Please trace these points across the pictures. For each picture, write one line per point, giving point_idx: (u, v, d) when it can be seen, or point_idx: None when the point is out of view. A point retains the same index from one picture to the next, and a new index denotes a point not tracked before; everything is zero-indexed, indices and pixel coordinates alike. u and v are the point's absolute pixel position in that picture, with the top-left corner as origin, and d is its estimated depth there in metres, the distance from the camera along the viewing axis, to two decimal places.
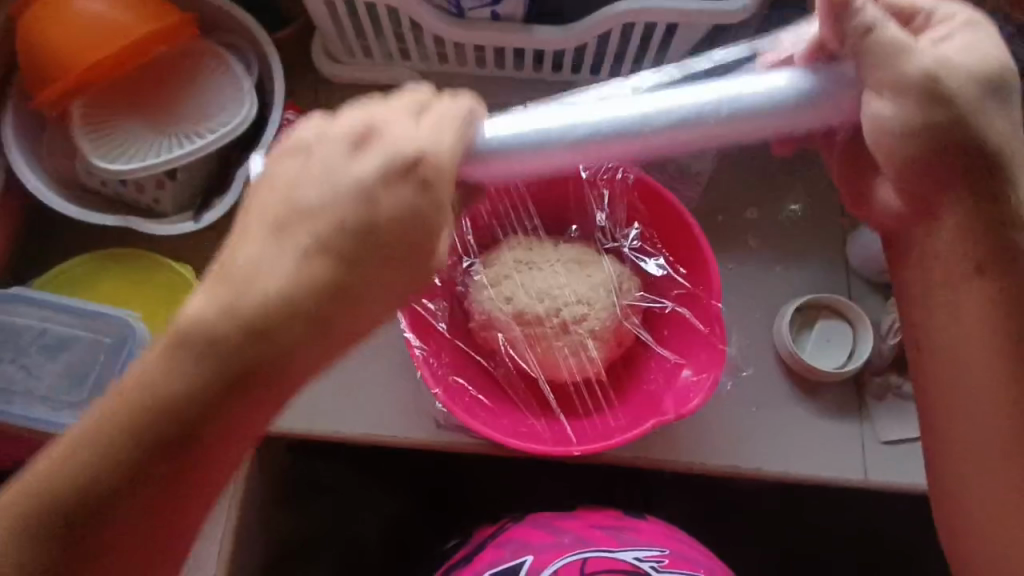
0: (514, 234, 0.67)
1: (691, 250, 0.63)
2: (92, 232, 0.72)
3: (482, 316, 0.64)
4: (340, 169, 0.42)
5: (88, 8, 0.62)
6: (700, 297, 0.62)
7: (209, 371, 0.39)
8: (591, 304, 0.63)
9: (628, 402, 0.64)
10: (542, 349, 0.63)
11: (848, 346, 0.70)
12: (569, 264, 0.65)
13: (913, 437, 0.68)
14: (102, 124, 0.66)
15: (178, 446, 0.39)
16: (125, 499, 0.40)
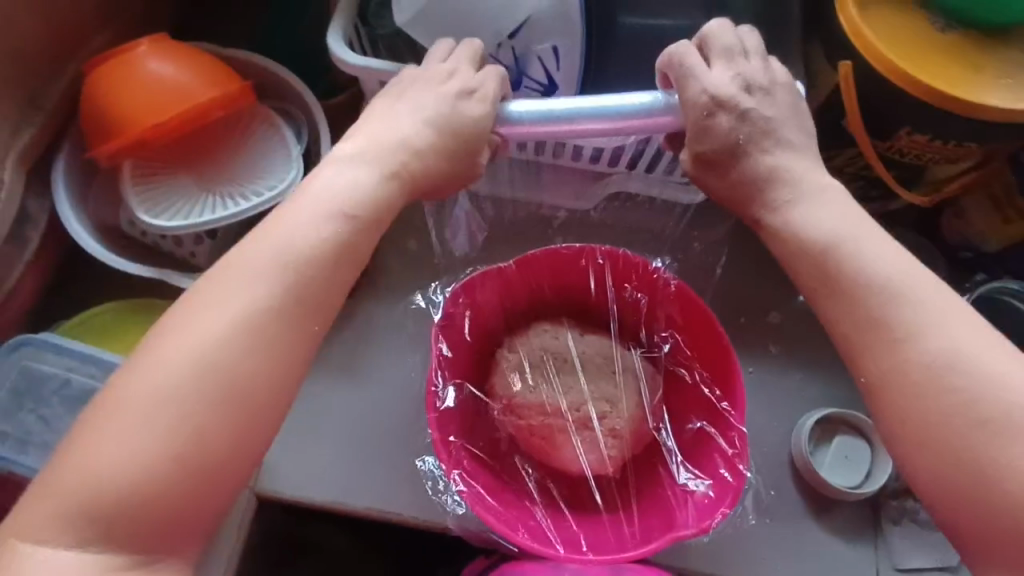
0: (544, 321, 0.67)
1: (719, 368, 0.62)
2: (125, 279, 0.73)
3: (508, 402, 0.64)
4: (417, 105, 0.57)
5: (157, 73, 0.65)
6: (722, 410, 0.62)
7: (343, 217, 0.52)
8: (613, 402, 0.64)
9: (643, 505, 0.63)
10: (561, 443, 0.63)
11: (866, 465, 0.69)
12: (595, 358, 0.65)
13: (928, 567, 0.66)
14: (154, 180, 0.69)
15: (309, 273, 0.50)
16: (254, 338, 0.48)
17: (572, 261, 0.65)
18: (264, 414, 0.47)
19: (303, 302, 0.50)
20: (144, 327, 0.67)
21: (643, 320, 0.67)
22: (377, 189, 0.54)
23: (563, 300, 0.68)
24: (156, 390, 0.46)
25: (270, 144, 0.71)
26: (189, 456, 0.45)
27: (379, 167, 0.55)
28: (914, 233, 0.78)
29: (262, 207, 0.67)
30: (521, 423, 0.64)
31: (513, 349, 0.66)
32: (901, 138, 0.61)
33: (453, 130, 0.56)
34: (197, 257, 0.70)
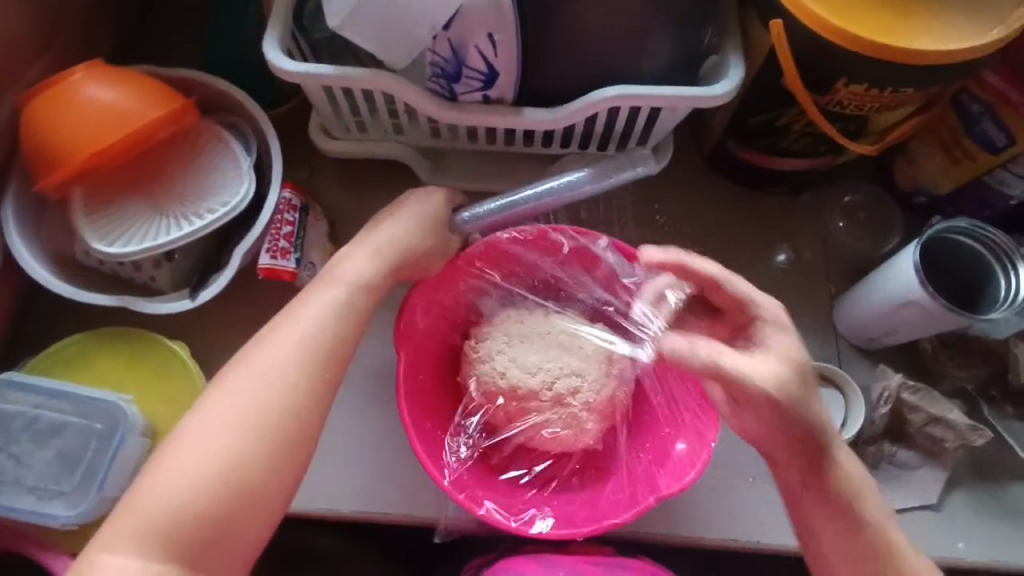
0: (503, 307, 0.68)
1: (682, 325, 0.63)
2: (87, 310, 0.72)
3: (480, 390, 0.65)
4: (393, 213, 0.61)
5: (97, 97, 0.64)
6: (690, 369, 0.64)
7: (351, 280, 0.57)
8: (584, 375, 0.64)
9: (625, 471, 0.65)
10: (539, 424, 0.64)
11: (841, 414, 0.70)
12: (562, 335, 0.66)
13: (909, 507, 0.67)
14: (107, 206, 0.68)
15: (334, 331, 0.55)
16: (288, 387, 0.52)
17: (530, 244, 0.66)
18: (296, 449, 0.51)
19: (323, 350, 0.54)
20: (113, 355, 0.67)
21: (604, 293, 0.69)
22: (364, 273, 0.57)
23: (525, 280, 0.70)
24: (200, 436, 0.50)
25: (221, 159, 0.71)
26: (230, 481, 0.49)
27: (368, 251, 0.58)
28: (866, 185, 0.80)
29: (217, 223, 0.67)
30: (496, 409, 0.65)
31: (479, 339, 0.66)
32: (839, 90, 0.61)
33: (422, 234, 0.60)
34: (158, 280, 0.69)
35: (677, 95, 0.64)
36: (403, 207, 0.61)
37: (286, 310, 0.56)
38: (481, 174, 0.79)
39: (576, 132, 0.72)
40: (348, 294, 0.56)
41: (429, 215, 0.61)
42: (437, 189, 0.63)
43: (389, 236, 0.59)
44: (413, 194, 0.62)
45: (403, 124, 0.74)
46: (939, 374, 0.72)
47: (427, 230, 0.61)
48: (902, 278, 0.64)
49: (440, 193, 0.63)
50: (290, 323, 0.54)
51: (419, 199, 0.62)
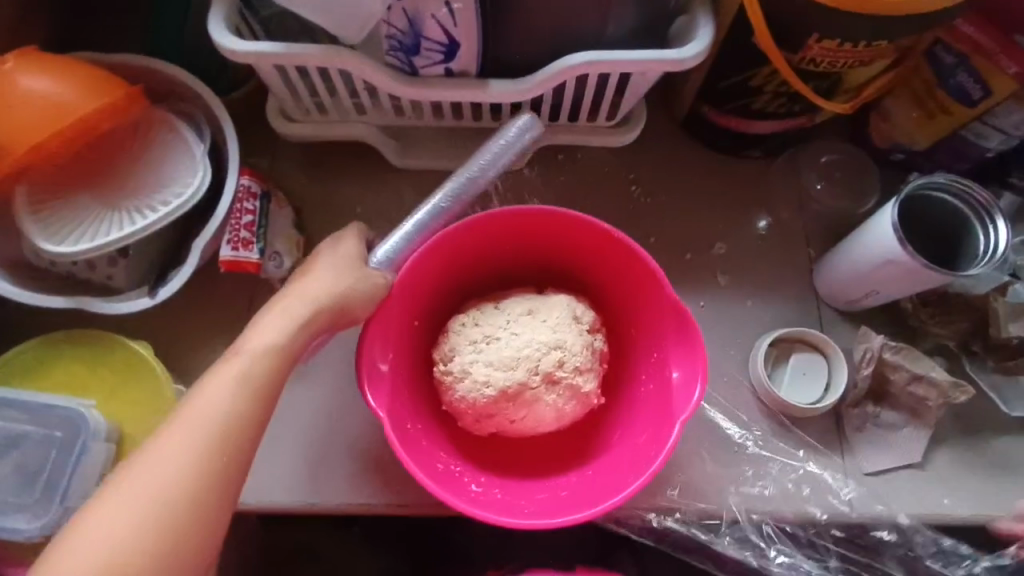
0: (456, 318, 0.66)
1: (633, 262, 0.64)
2: (42, 314, 0.69)
3: (471, 406, 0.62)
4: (310, 269, 0.58)
5: (31, 87, 0.60)
6: (649, 284, 0.64)
7: (266, 343, 0.53)
8: (564, 346, 0.63)
9: (630, 430, 0.65)
10: (541, 409, 0.62)
11: (825, 377, 0.69)
12: (521, 318, 0.65)
13: (895, 467, 0.67)
14: (53, 203, 0.64)
15: (251, 394, 0.52)
16: (205, 454, 0.49)
17: (450, 245, 0.65)
18: (214, 518, 0.49)
19: (244, 411, 0.51)
20: (73, 360, 0.64)
21: (546, 252, 0.69)
22: (279, 332, 0.54)
23: (473, 270, 0.70)
24: (115, 508, 0.47)
25: (172, 149, 0.67)
26: (146, 554, 0.46)
27: (284, 311, 0.55)
28: (842, 144, 0.79)
29: (171, 216, 0.64)
30: (493, 417, 0.63)
31: (445, 360, 0.64)
32: (811, 47, 0.59)
33: (338, 286, 0.56)
34: (114, 278, 0.66)
35: (646, 58, 0.61)
36: (320, 262, 0.58)
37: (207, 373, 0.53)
38: (449, 152, 0.77)
39: (545, 103, 0.70)
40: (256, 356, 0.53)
41: (348, 267, 0.58)
42: (351, 236, 0.61)
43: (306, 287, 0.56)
44: (331, 247, 0.60)
45: (365, 103, 0.71)
46: (920, 331, 0.71)
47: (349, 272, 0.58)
48: (880, 241, 0.63)
49: (355, 243, 0.60)
50: (207, 386, 0.51)
51: (330, 253, 0.59)
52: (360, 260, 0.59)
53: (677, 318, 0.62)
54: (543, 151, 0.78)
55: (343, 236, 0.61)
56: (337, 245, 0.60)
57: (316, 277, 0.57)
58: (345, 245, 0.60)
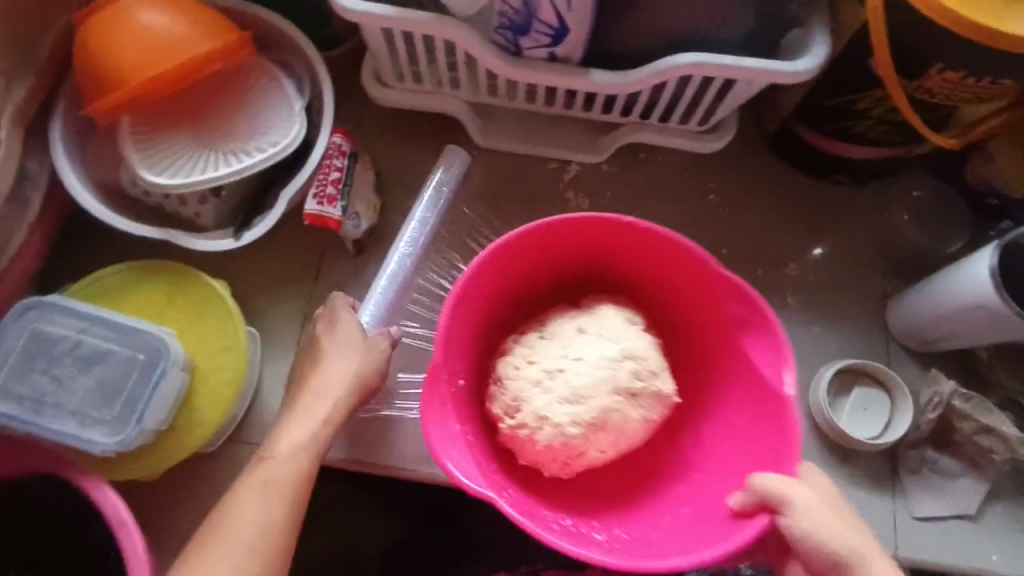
0: (504, 364, 0.62)
1: (682, 259, 0.62)
2: (128, 242, 0.71)
3: (555, 446, 0.59)
4: (319, 358, 0.61)
5: (153, 21, 0.62)
6: (701, 276, 0.62)
7: (296, 438, 0.57)
8: (637, 356, 0.61)
9: (716, 463, 0.62)
10: (631, 429, 0.60)
11: (886, 414, 0.68)
12: (576, 338, 0.63)
13: (947, 515, 0.66)
14: (155, 135, 0.66)
15: (289, 486, 0.55)
16: (255, 544, 0.53)
17: (477, 291, 0.61)
18: None
19: (286, 499, 0.55)
20: (154, 290, 0.66)
21: (578, 261, 0.67)
22: (307, 426, 0.58)
23: (509, 293, 0.66)
24: None
25: (271, 98, 0.69)
26: None
27: (308, 407, 0.59)
28: (933, 180, 0.76)
29: (264, 164, 0.66)
30: (584, 453, 0.60)
31: (512, 413, 0.60)
32: (931, 77, 0.58)
33: (350, 369, 0.60)
34: (201, 216, 0.68)
35: (758, 66, 0.60)
36: (327, 351, 0.61)
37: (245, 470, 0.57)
38: (533, 136, 0.77)
39: (641, 100, 0.69)
40: (292, 449, 0.57)
41: (358, 350, 0.61)
42: (346, 314, 0.63)
43: (315, 382, 0.60)
44: (333, 330, 0.62)
45: (461, 78, 0.72)
46: (992, 383, 0.69)
47: (343, 351, 0.61)
48: (972, 285, 0.61)
49: (356, 323, 0.62)
50: (245, 485, 0.55)
51: (327, 340, 0.61)
52: (349, 335, 0.62)
53: (743, 327, 0.61)
54: (626, 148, 0.78)
55: (336, 306, 0.64)
56: (340, 327, 0.62)
57: (323, 367, 0.60)
58: (349, 326, 0.62)
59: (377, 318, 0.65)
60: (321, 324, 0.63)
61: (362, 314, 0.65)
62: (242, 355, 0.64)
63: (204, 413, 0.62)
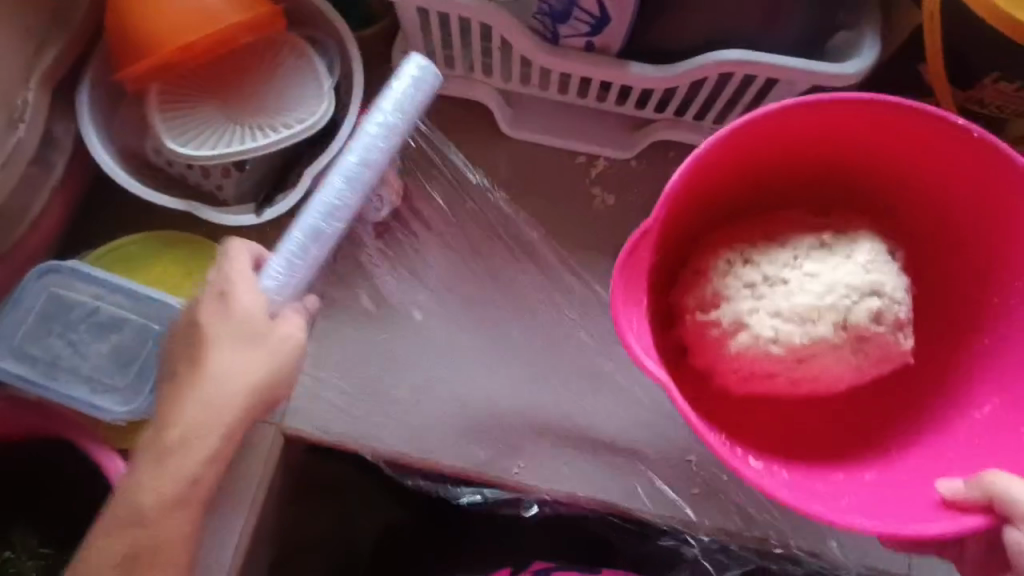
0: (732, 254, 0.59)
1: (996, 183, 0.55)
2: (149, 214, 0.71)
3: (738, 353, 0.56)
4: (217, 329, 0.54)
5: None
6: (999, 187, 0.55)
7: (194, 426, 0.52)
8: (883, 292, 0.55)
9: (940, 449, 0.57)
10: (836, 367, 0.56)
11: None
12: (818, 257, 0.57)
13: None
14: (181, 106, 0.66)
15: (195, 476, 0.53)
16: (151, 536, 0.51)
17: (693, 185, 0.57)
18: None
19: (186, 490, 0.52)
20: (173, 261, 0.65)
21: (848, 178, 0.61)
22: (208, 413, 0.53)
23: (760, 175, 0.61)
24: None
25: (300, 73, 0.68)
26: None
27: (206, 388, 0.53)
28: None
29: (289, 140, 0.64)
30: (772, 371, 0.57)
31: (707, 306, 0.58)
32: (986, 86, 0.56)
33: (252, 347, 0.54)
34: (223, 190, 0.67)
35: (806, 67, 0.58)
36: (224, 317, 0.54)
37: (140, 451, 0.53)
38: (562, 128, 0.75)
39: (678, 96, 0.67)
40: (201, 465, 0.53)
41: (269, 325, 0.55)
42: (243, 265, 0.56)
43: (211, 386, 0.53)
44: (230, 293, 0.55)
45: (494, 64, 0.70)
46: None
47: (245, 342, 0.53)
48: None
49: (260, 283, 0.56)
50: (144, 471, 0.52)
51: (223, 295, 0.55)
52: (251, 318, 0.54)
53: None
54: (656, 145, 0.76)
55: (238, 253, 0.57)
56: (239, 290, 0.55)
57: (218, 338, 0.53)
58: (251, 287, 0.55)
59: (279, 288, 0.56)
60: (218, 270, 0.56)
61: (263, 279, 0.56)
62: None
63: None
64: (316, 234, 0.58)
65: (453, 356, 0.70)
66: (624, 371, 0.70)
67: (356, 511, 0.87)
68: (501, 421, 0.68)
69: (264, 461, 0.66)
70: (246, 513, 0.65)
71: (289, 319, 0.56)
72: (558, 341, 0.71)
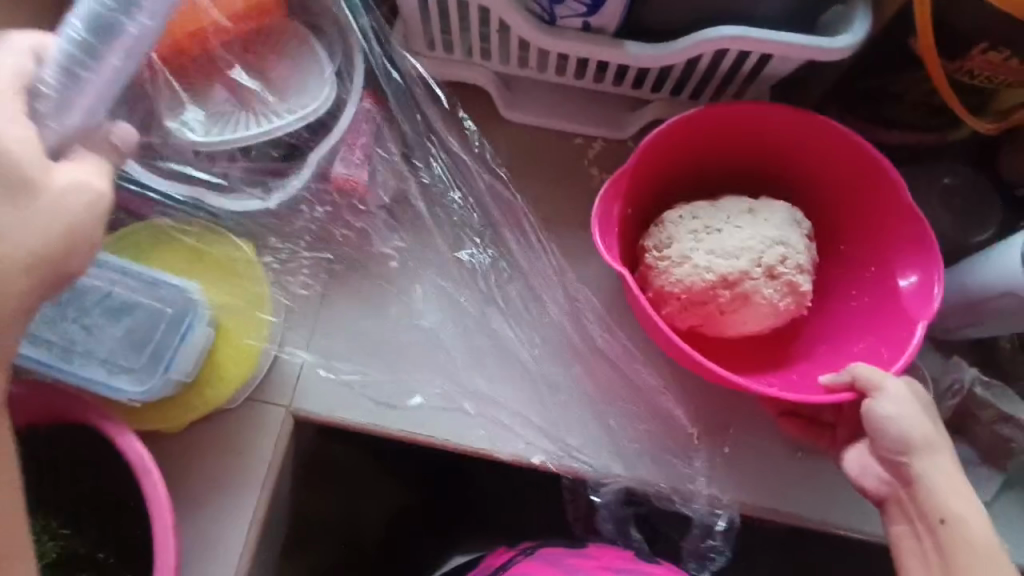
0: (673, 210, 0.66)
1: (857, 156, 0.64)
2: None
3: (672, 282, 0.62)
4: None
5: None
6: (863, 160, 0.64)
7: None
8: (788, 244, 0.63)
9: (830, 362, 0.65)
10: (758, 302, 0.62)
11: None
12: (744, 214, 0.64)
13: None
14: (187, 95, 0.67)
15: None
16: None
17: (653, 147, 0.64)
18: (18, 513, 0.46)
19: None
20: (181, 249, 0.67)
21: (777, 159, 0.68)
22: None
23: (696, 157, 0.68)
24: None
25: (302, 59, 0.68)
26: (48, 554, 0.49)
27: None
28: (970, 168, 0.74)
29: (291, 126, 0.65)
30: (709, 304, 0.62)
31: (661, 247, 0.64)
32: (973, 58, 0.57)
33: None
34: (229, 176, 0.66)
35: (797, 43, 0.60)
36: None
37: None
38: (559, 110, 0.76)
39: (674, 75, 0.69)
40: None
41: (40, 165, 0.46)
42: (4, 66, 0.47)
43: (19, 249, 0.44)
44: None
45: (491, 48, 0.71)
46: (1014, 374, 0.69)
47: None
48: (999, 271, 0.60)
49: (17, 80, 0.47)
50: None
51: None
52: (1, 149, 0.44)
53: (915, 253, 0.62)
54: (653, 126, 0.77)
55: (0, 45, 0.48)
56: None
57: None
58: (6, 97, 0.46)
59: (54, 121, 0.48)
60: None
61: (35, 102, 0.48)
62: (266, 314, 0.66)
63: (228, 370, 0.64)
64: (100, 39, 0.48)
65: (458, 335, 0.71)
66: (625, 347, 0.71)
67: (364, 497, 0.88)
68: (506, 397, 0.70)
69: (274, 444, 0.66)
70: (257, 493, 0.65)
71: (70, 166, 0.47)
72: (561, 319, 0.72)
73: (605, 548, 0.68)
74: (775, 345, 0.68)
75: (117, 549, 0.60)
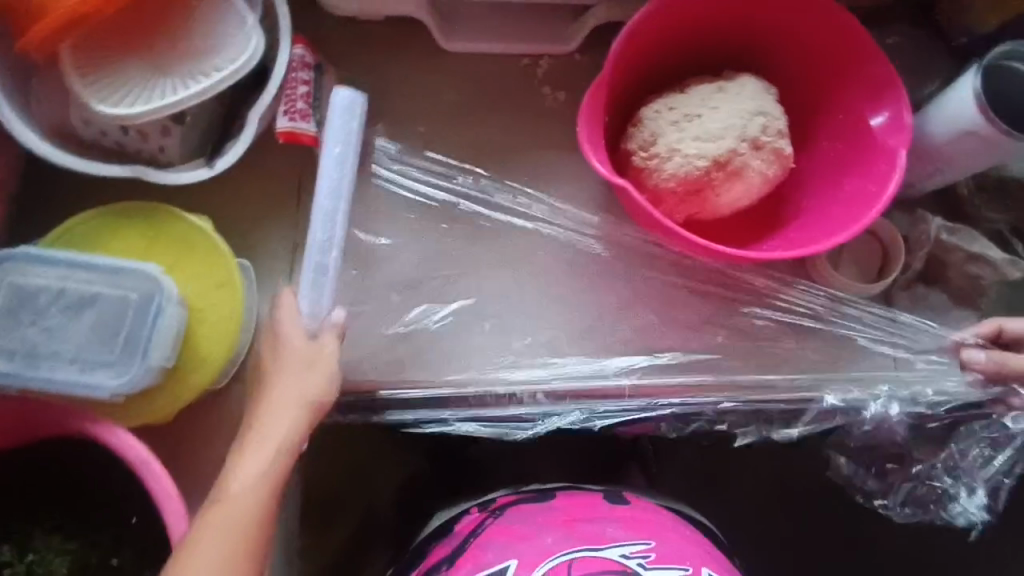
0: (647, 107, 0.66)
1: (811, 14, 0.64)
2: (93, 190, 0.67)
3: (668, 176, 0.63)
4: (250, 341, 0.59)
5: None
6: (815, 15, 0.64)
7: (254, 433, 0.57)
8: (766, 113, 0.64)
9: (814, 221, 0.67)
10: (749, 176, 0.63)
11: (879, 261, 0.70)
12: (716, 94, 0.65)
13: None
14: (101, 66, 0.61)
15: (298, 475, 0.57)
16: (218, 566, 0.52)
17: (622, 54, 0.64)
18: None
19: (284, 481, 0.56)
20: (131, 237, 0.63)
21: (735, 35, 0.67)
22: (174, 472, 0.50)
23: (663, 51, 0.67)
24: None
25: (216, 10, 0.63)
26: None
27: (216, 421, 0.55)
28: (910, 26, 0.75)
29: (219, 86, 0.61)
30: (701, 189, 0.63)
31: (646, 147, 0.64)
32: None
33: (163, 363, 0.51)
34: (167, 150, 0.63)
35: None
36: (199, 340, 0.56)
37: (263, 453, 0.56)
38: (501, 31, 0.73)
39: None
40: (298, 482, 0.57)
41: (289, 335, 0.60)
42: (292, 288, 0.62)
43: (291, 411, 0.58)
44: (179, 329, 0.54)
45: None
46: (974, 215, 0.72)
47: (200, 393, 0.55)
48: (954, 114, 0.62)
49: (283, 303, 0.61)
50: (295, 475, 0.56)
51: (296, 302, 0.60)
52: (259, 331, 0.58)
53: (879, 95, 0.63)
54: (597, 33, 0.75)
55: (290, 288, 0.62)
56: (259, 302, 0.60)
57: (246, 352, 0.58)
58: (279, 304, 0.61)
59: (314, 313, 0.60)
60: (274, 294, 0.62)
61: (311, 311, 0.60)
62: (237, 292, 0.61)
63: (210, 349, 0.61)
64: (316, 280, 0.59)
65: (443, 277, 0.69)
66: (609, 260, 0.70)
67: (371, 472, 0.84)
68: (501, 329, 0.69)
69: None
70: None
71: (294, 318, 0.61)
72: (541, 245, 0.70)
73: (575, 496, 0.64)
74: (765, 216, 0.69)
75: (135, 550, 0.59)
